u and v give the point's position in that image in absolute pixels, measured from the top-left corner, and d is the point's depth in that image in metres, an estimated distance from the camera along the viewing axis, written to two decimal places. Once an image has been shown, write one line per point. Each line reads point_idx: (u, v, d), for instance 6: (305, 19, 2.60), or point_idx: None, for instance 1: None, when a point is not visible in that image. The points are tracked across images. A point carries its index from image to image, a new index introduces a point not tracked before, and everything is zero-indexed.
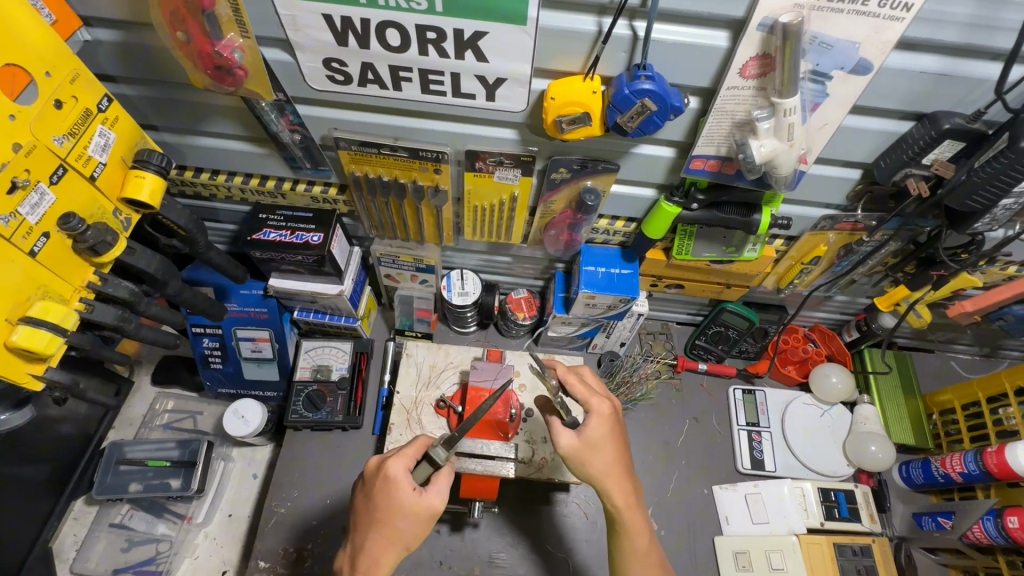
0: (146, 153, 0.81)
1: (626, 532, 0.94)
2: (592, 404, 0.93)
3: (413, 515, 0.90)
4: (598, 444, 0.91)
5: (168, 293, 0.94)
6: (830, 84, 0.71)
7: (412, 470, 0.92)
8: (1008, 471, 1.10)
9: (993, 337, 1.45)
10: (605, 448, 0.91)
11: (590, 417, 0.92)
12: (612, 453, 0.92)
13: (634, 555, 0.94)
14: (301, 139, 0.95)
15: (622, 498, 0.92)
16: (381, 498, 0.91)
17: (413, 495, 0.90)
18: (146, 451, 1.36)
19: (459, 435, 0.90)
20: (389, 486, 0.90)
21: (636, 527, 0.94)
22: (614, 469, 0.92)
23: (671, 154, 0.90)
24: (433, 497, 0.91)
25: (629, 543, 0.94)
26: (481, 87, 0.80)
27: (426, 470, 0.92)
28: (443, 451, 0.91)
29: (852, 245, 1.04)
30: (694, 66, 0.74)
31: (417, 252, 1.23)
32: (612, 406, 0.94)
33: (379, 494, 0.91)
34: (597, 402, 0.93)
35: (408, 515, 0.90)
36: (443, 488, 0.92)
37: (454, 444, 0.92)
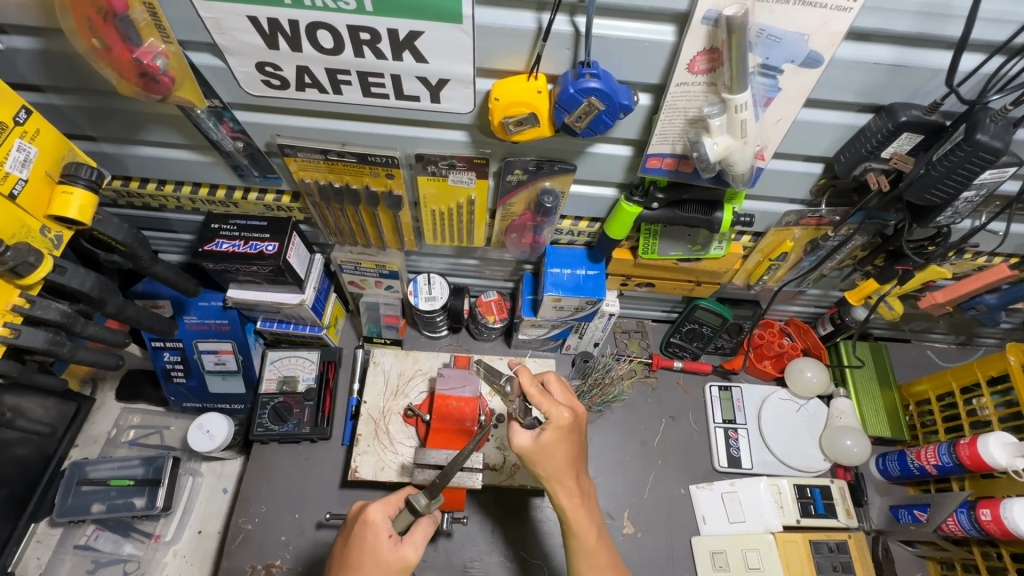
0: (73, 166, 0.77)
1: (574, 533, 0.93)
2: (550, 413, 0.89)
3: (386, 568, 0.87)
4: (547, 450, 0.89)
5: (111, 311, 0.89)
6: (781, 78, 0.69)
7: (392, 518, 0.91)
8: (981, 463, 1.09)
9: (967, 325, 1.44)
10: (554, 454, 0.89)
11: (545, 428, 0.89)
12: (560, 457, 0.90)
13: (582, 554, 0.93)
14: (244, 146, 0.91)
15: (570, 499, 0.92)
16: (357, 547, 0.89)
17: (389, 545, 0.88)
18: (110, 470, 1.32)
19: (439, 486, 0.88)
20: (366, 532, 0.89)
21: (584, 526, 0.93)
22: (561, 469, 0.90)
23: (628, 153, 0.87)
24: (412, 549, 0.89)
25: (579, 541, 0.93)
26: (424, 89, 0.77)
27: (406, 518, 0.91)
28: (424, 499, 0.89)
29: (818, 241, 1.02)
30: (641, 62, 0.71)
31: (379, 258, 1.20)
32: (570, 414, 0.90)
33: (357, 542, 0.89)
34: (557, 412, 0.89)
35: (378, 564, 0.87)
36: (422, 540, 0.91)
37: (436, 496, 0.90)
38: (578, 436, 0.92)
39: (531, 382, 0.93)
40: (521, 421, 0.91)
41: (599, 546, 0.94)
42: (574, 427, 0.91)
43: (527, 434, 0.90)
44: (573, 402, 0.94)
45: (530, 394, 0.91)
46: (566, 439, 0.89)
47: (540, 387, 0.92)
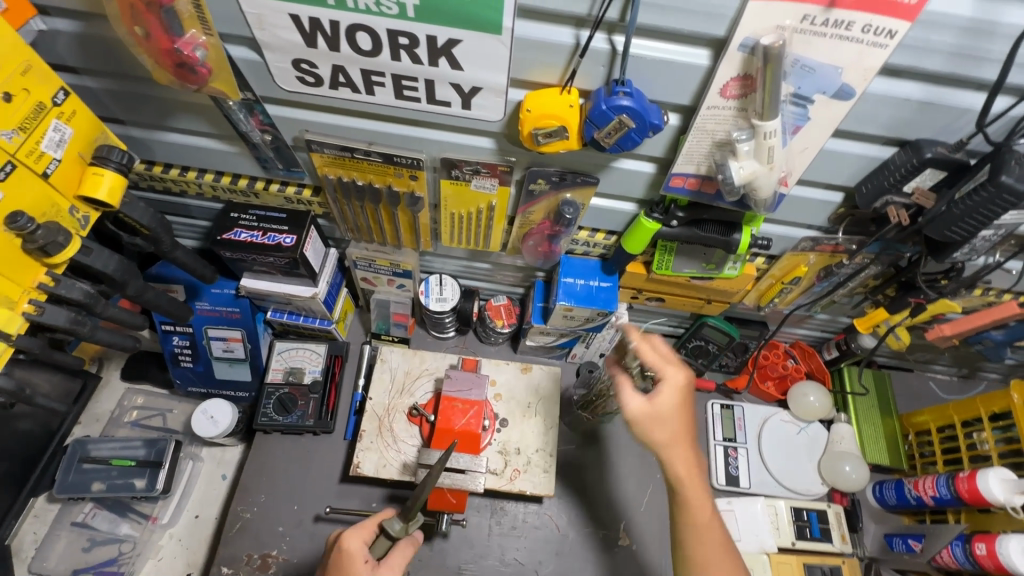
0: (105, 149, 0.78)
1: (689, 522, 0.87)
2: (665, 373, 0.89)
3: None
4: (663, 415, 0.87)
5: (130, 293, 0.90)
6: (811, 108, 0.69)
7: (369, 543, 0.93)
8: (979, 497, 1.10)
9: (971, 359, 1.45)
10: (676, 415, 0.87)
11: (660, 384, 0.88)
12: (680, 422, 0.87)
13: (706, 535, 0.87)
14: (272, 139, 0.92)
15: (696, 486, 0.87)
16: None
17: (366, 570, 0.89)
18: (112, 449, 1.33)
19: (414, 510, 0.89)
20: (344, 559, 0.90)
21: (700, 505, 0.86)
22: (681, 436, 0.87)
23: (652, 170, 0.88)
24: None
25: (693, 525, 0.87)
26: (455, 95, 0.78)
27: (383, 544, 0.92)
28: (398, 524, 0.91)
29: (832, 267, 1.03)
30: (674, 83, 0.71)
31: (394, 257, 1.21)
32: (685, 375, 0.89)
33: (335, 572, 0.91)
34: (671, 373, 0.89)
35: None
36: (400, 564, 0.92)
37: (410, 520, 0.91)
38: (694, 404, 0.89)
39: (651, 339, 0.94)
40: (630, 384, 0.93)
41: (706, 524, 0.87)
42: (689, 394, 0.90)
43: (640, 397, 0.88)
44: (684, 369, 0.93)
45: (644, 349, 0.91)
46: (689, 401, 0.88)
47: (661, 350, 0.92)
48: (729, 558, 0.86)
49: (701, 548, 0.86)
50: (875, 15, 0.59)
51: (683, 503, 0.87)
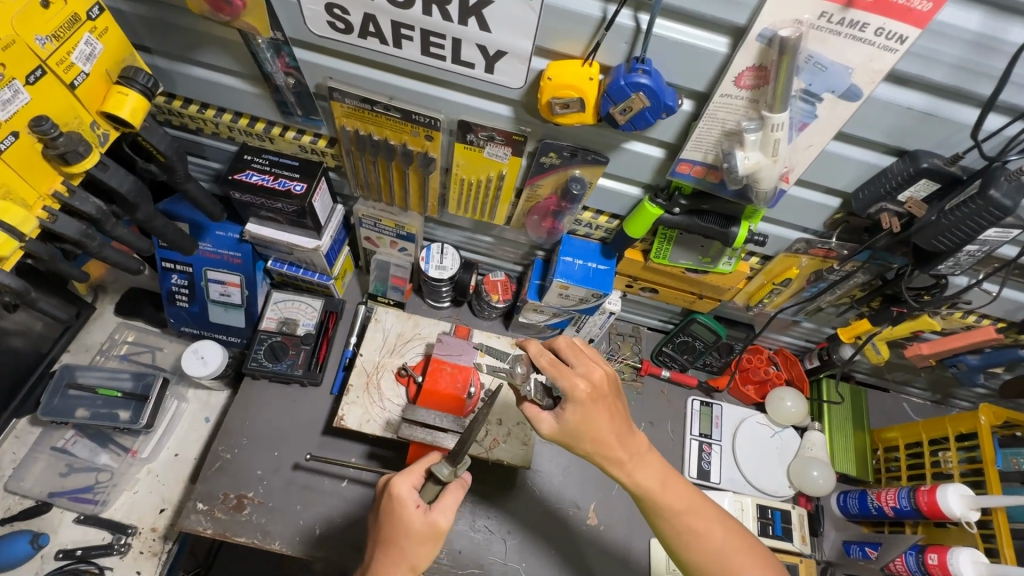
0: (132, 70, 0.79)
1: (662, 516, 0.98)
2: (563, 387, 0.90)
3: (420, 539, 0.94)
4: (579, 426, 0.92)
5: (139, 218, 0.91)
6: (819, 105, 0.72)
7: (419, 488, 0.97)
8: (937, 510, 1.13)
9: (944, 384, 1.49)
10: (587, 427, 0.92)
11: (565, 406, 0.91)
12: (596, 433, 0.92)
13: (669, 508, 0.98)
14: (295, 84, 0.94)
15: (641, 469, 0.97)
16: (389, 520, 0.95)
17: (420, 514, 0.94)
18: (99, 379, 1.34)
19: (461, 452, 0.95)
20: (396, 505, 0.94)
21: (655, 488, 0.97)
22: (614, 433, 0.94)
23: (660, 155, 0.91)
24: (444, 520, 0.95)
25: (657, 503, 0.98)
26: (480, 58, 0.80)
27: (432, 489, 0.96)
28: (446, 468, 0.96)
29: (823, 272, 1.06)
30: (692, 68, 0.74)
31: (399, 219, 1.23)
32: (586, 384, 0.91)
33: (388, 516, 0.96)
34: (570, 385, 0.90)
35: (412, 536, 0.94)
36: (452, 506, 0.96)
37: (457, 461, 0.96)
38: (605, 393, 0.92)
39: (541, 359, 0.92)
40: (540, 402, 0.96)
41: (665, 491, 0.98)
42: (598, 391, 0.92)
43: (552, 420, 0.93)
44: (586, 361, 0.93)
45: (541, 365, 0.91)
46: (593, 409, 0.91)
47: (551, 357, 0.93)
48: (700, 515, 0.99)
49: (680, 523, 0.98)
50: (889, 19, 0.61)
51: (649, 500, 0.98)
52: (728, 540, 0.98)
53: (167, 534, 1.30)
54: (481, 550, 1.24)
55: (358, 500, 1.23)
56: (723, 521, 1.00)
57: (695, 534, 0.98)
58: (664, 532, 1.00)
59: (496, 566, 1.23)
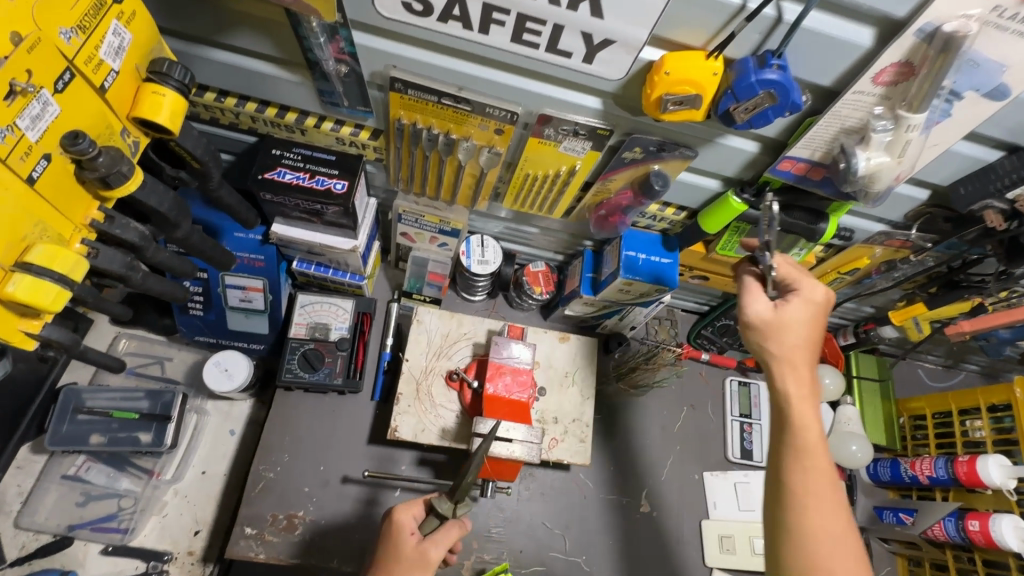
0: (165, 64, 0.66)
1: (793, 427, 0.79)
2: (801, 286, 0.82)
3: (409, 566, 0.89)
4: (790, 327, 0.80)
5: (177, 238, 0.80)
6: (958, 104, 0.68)
7: (419, 519, 0.94)
8: (976, 480, 1.21)
9: (962, 351, 1.55)
10: (791, 326, 0.80)
11: (761, 328, 0.82)
12: (799, 337, 0.80)
13: (816, 473, 0.75)
14: (347, 72, 0.81)
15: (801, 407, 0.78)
16: (384, 546, 0.93)
17: (412, 542, 0.91)
18: (110, 400, 1.22)
19: (460, 487, 0.91)
20: (392, 530, 0.93)
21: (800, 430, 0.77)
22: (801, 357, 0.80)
23: (755, 149, 0.84)
24: (433, 551, 0.90)
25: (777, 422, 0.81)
26: (582, 46, 0.70)
27: (432, 523, 0.93)
28: (446, 502, 0.92)
29: (895, 261, 1.05)
30: (826, 63, 0.67)
31: (443, 214, 1.12)
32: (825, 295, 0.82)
33: (384, 541, 0.94)
34: (807, 285, 0.82)
35: (401, 561, 0.89)
36: (446, 541, 0.92)
37: (458, 497, 0.92)
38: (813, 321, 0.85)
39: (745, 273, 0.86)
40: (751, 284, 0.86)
41: (791, 441, 0.77)
42: (816, 307, 0.81)
43: (765, 301, 0.82)
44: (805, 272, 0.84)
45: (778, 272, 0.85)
46: (813, 339, 0.81)
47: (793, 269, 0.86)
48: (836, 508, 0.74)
49: (801, 481, 0.75)
50: None
51: (791, 423, 0.79)
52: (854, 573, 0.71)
53: (207, 557, 1.22)
54: (541, 545, 1.23)
55: None
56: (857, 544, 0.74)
57: (817, 518, 0.73)
58: (780, 474, 0.77)
59: (559, 562, 1.23)
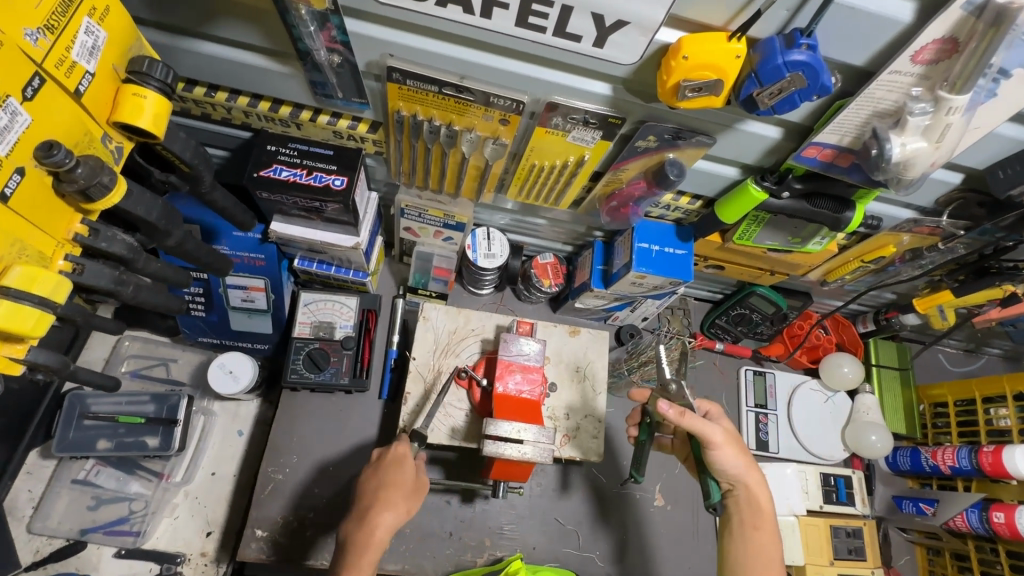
0: (144, 62, 0.62)
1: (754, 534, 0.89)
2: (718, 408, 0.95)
3: (410, 492, 0.93)
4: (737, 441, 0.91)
5: (170, 244, 0.76)
6: (1004, 83, 0.62)
7: None
8: (1001, 471, 1.17)
9: (985, 336, 1.50)
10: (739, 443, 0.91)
11: (713, 450, 0.88)
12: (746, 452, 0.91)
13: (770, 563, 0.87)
14: (341, 62, 0.76)
15: (750, 503, 0.90)
16: (383, 477, 0.93)
17: (411, 473, 0.94)
18: (116, 405, 1.20)
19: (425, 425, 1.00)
20: (394, 462, 0.95)
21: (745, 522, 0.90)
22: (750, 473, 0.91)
23: (777, 135, 0.79)
24: (422, 475, 0.98)
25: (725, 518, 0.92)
26: (592, 29, 0.65)
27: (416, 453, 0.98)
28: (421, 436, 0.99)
29: (922, 249, 1.00)
30: (861, 41, 0.61)
31: (447, 208, 1.08)
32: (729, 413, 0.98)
33: (381, 474, 0.94)
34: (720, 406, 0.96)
35: (406, 489, 0.93)
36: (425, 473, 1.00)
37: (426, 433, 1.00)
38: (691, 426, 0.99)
39: (678, 414, 0.85)
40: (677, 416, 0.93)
41: (753, 537, 0.88)
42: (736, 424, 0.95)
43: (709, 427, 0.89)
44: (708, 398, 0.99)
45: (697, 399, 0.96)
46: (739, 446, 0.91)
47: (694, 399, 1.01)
48: None
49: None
50: None
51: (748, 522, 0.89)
52: None
53: (220, 558, 1.22)
54: (554, 541, 1.22)
55: (423, 506, 1.19)
56: None
57: None
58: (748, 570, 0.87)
59: (572, 558, 1.21)
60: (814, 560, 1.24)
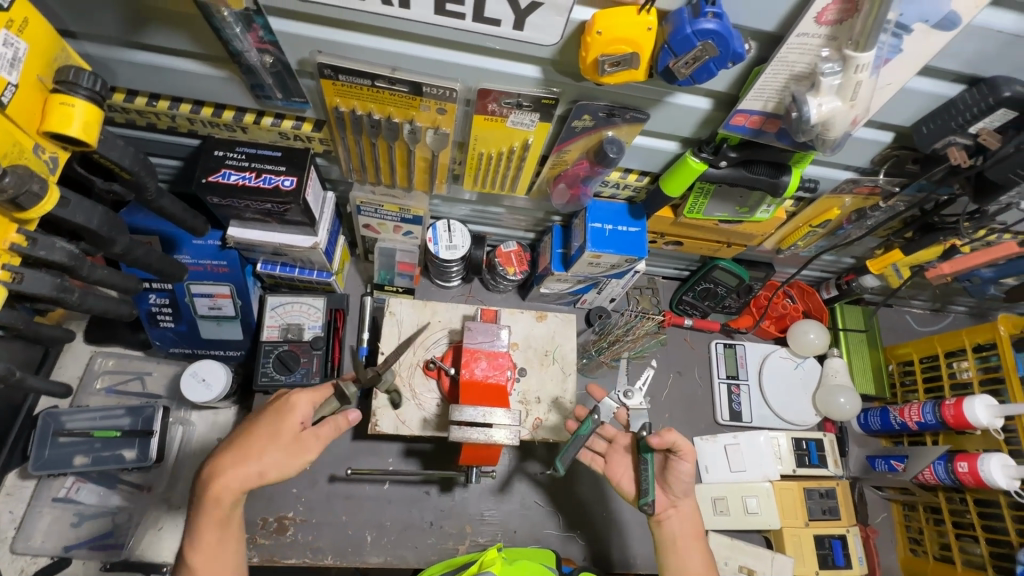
0: (71, 71, 0.63)
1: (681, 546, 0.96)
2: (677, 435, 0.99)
3: (282, 448, 0.83)
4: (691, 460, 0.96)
5: (116, 252, 0.78)
6: (907, 38, 0.65)
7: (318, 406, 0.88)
8: (963, 422, 1.19)
9: (949, 294, 1.53)
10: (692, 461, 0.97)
11: (678, 461, 0.93)
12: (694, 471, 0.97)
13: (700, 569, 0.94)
14: (273, 62, 0.78)
15: (685, 519, 0.98)
16: (265, 423, 0.84)
17: (297, 429, 0.85)
18: (90, 421, 1.21)
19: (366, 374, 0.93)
20: (283, 412, 0.85)
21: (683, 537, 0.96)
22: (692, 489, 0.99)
23: (707, 106, 0.81)
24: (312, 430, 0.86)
25: (666, 535, 0.97)
26: (509, 12, 0.66)
27: (331, 406, 0.89)
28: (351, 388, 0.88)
29: (866, 209, 1.03)
30: (765, 5, 0.64)
31: (403, 202, 1.09)
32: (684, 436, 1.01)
33: (267, 418, 0.85)
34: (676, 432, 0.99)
35: (275, 448, 0.82)
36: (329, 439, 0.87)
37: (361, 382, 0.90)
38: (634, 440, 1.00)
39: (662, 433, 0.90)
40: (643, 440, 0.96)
41: (693, 550, 0.95)
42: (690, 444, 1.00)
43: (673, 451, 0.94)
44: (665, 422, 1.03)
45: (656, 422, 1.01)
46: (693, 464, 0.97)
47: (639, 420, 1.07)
48: None
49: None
50: None
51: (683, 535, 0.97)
52: None
53: None
54: (536, 523, 1.24)
55: (403, 498, 1.21)
56: None
57: None
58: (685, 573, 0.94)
59: (553, 539, 1.23)
60: (789, 522, 1.27)
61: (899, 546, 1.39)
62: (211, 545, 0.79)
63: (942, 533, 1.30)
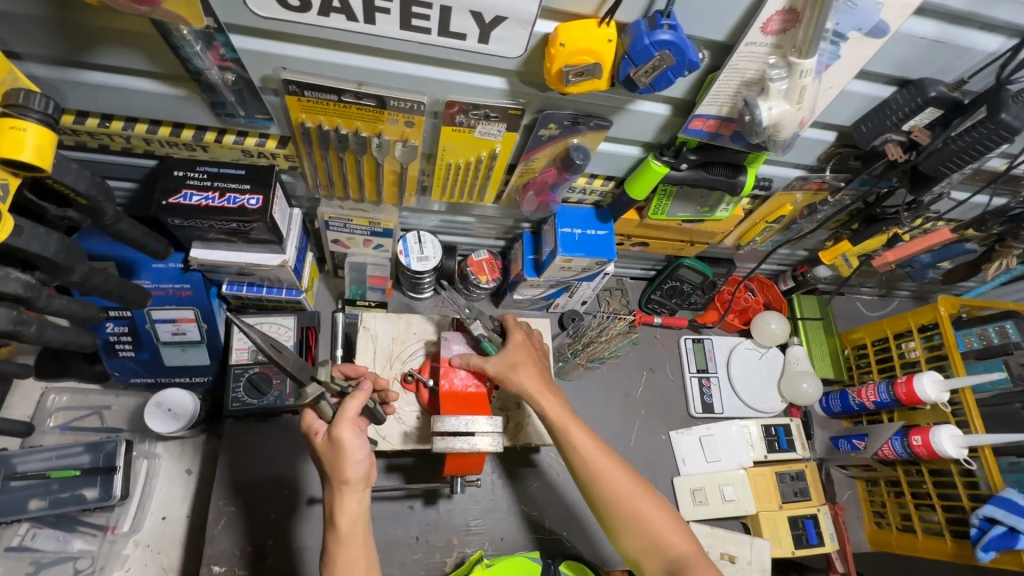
0: (20, 94, 0.60)
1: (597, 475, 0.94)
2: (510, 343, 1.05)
3: (331, 457, 0.80)
4: (516, 365, 1.01)
5: (73, 279, 0.75)
6: (844, 45, 0.70)
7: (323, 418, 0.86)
8: (914, 397, 1.28)
9: (893, 280, 1.64)
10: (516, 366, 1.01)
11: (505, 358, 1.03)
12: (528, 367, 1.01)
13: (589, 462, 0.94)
14: (235, 79, 0.77)
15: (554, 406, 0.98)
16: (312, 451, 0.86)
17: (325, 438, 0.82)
18: (45, 461, 1.13)
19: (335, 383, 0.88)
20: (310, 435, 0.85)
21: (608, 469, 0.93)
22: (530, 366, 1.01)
23: (666, 112, 0.85)
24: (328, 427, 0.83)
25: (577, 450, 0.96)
26: (473, 25, 0.67)
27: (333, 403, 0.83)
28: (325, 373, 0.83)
29: (816, 204, 1.10)
30: (716, 16, 0.68)
31: (373, 215, 1.08)
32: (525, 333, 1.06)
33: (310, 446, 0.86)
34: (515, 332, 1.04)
35: (327, 459, 0.81)
36: (353, 415, 0.81)
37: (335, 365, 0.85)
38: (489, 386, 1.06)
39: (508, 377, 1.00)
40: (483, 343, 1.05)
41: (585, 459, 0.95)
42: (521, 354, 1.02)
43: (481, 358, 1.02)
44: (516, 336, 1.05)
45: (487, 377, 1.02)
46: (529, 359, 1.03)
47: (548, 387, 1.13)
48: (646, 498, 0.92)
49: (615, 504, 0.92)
50: None
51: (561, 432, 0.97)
52: (662, 528, 0.91)
53: None
54: (521, 529, 1.23)
55: (385, 515, 1.19)
56: (672, 515, 0.93)
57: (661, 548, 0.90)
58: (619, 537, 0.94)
59: (539, 542, 1.23)
60: (764, 506, 1.32)
61: (865, 519, 1.47)
62: (347, 560, 0.79)
63: (902, 504, 1.38)
